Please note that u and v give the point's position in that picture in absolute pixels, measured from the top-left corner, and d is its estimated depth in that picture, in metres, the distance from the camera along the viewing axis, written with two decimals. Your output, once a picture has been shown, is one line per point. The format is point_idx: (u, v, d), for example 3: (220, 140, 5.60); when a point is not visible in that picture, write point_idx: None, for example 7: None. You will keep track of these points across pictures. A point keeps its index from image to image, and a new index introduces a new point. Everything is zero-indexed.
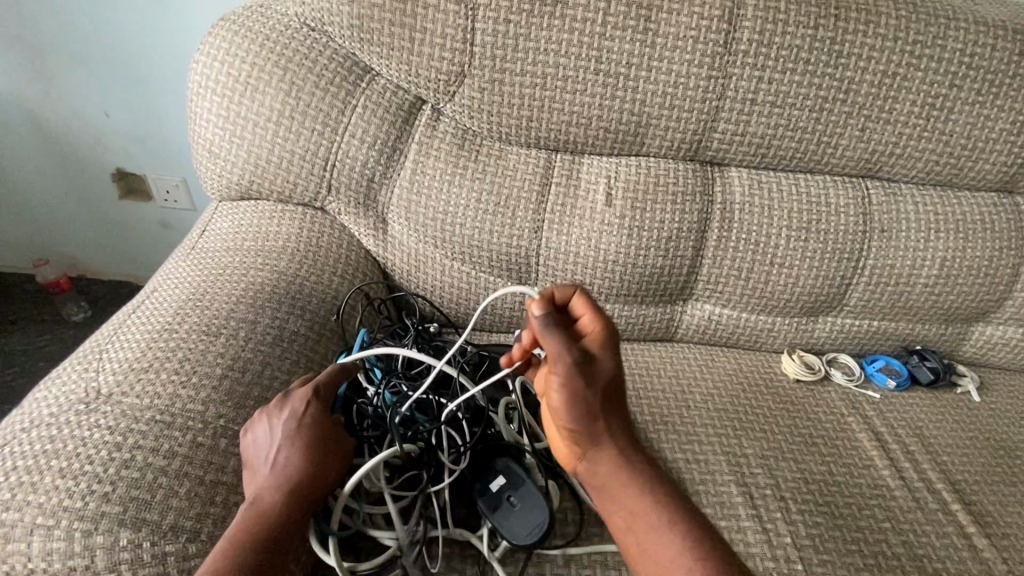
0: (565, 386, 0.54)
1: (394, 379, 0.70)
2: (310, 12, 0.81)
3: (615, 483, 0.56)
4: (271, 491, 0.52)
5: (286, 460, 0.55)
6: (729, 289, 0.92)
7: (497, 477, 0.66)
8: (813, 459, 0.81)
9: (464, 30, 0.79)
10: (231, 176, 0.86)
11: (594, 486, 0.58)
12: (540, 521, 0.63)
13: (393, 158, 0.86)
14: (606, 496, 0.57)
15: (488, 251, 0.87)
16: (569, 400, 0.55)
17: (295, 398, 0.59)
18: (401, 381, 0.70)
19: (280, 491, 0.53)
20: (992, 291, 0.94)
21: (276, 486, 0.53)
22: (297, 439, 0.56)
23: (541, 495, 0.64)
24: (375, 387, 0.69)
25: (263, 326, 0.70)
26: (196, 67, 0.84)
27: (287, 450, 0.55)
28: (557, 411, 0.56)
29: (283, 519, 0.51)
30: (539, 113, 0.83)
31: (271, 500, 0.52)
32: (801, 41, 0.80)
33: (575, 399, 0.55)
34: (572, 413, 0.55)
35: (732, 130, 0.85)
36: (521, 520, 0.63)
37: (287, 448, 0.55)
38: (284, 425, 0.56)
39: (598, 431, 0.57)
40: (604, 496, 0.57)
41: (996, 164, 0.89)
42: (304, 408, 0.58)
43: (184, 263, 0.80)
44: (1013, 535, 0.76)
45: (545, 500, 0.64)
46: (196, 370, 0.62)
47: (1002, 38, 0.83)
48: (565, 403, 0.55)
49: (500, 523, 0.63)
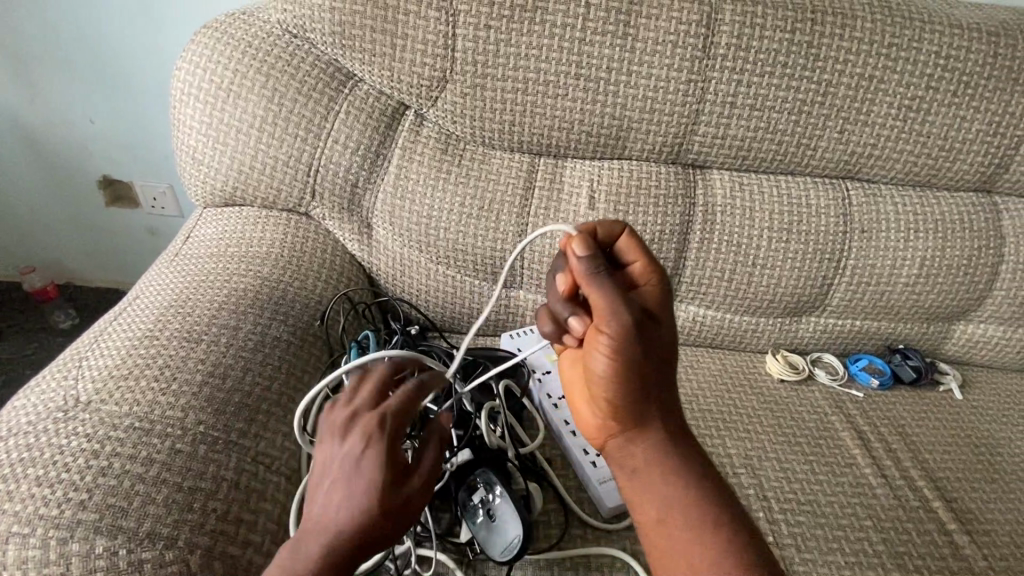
0: (618, 355, 0.50)
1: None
2: (292, 19, 0.82)
3: (650, 469, 0.54)
4: (324, 535, 0.46)
5: (343, 503, 0.46)
6: (713, 291, 0.92)
7: (478, 488, 0.65)
8: (796, 458, 0.82)
9: (445, 36, 0.80)
10: (215, 182, 0.87)
11: (624, 467, 0.55)
12: (513, 538, 0.61)
13: (377, 163, 0.86)
14: (638, 482, 0.54)
15: (473, 254, 0.88)
16: (615, 361, 0.50)
17: (359, 419, 0.49)
18: None
19: (330, 540, 0.45)
20: (972, 290, 0.95)
21: (332, 530, 0.45)
22: (346, 476, 0.47)
23: (517, 512, 0.61)
24: None
25: (245, 331, 0.70)
26: (179, 74, 0.84)
27: (345, 490, 0.46)
28: (598, 374, 0.52)
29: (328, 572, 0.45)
30: (521, 118, 0.84)
31: (320, 546, 0.45)
32: (778, 45, 0.81)
33: (624, 361, 0.50)
34: (616, 376, 0.51)
35: (712, 133, 0.86)
36: (498, 534, 0.62)
37: (346, 487, 0.46)
38: (345, 457, 0.47)
39: (643, 408, 0.53)
40: (636, 481, 0.54)
41: (974, 165, 0.90)
42: (371, 438, 0.47)
43: (168, 269, 0.80)
44: (993, 531, 0.76)
45: (518, 517, 0.61)
46: (176, 377, 0.62)
47: (977, 40, 0.84)
48: (612, 365, 0.51)
49: (480, 534, 0.63)
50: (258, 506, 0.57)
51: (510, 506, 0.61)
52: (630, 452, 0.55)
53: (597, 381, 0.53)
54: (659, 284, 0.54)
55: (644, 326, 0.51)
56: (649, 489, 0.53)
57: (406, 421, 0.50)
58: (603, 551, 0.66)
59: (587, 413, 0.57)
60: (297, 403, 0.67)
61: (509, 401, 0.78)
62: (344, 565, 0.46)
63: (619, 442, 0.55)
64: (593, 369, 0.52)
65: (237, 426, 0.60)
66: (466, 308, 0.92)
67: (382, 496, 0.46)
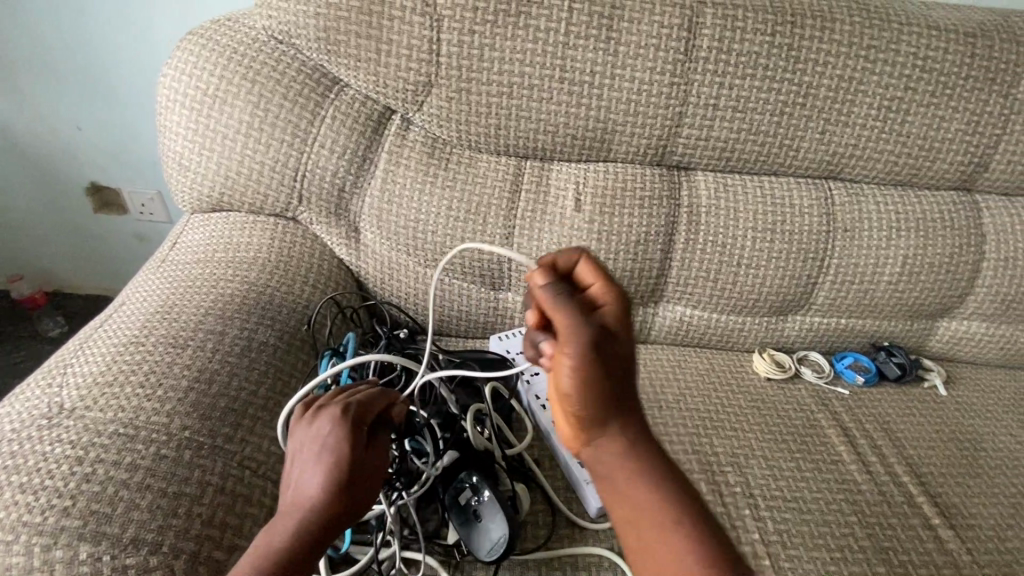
0: (579, 380, 0.42)
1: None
2: (277, 25, 0.82)
3: (642, 510, 0.43)
4: (296, 511, 0.50)
5: (311, 478, 0.52)
6: (699, 291, 0.93)
7: (464, 489, 0.65)
8: (782, 456, 0.82)
9: (430, 41, 0.80)
10: (202, 188, 0.87)
11: (610, 504, 0.45)
12: (499, 538, 0.61)
13: (364, 168, 0.86)
14: (632, 528, 0.44)
15: (460, 257, 0.88)
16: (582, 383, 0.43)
17: (326, 408, 0.56)
18: None
19: (300, 513, 0.50)
20: (954, 287, 0.96)
21: (303, 505, 0.51)
22: (319, 455, 0.53)
23: (503, 511, 0.62)
24: None
25: (231, 336, 0.70)
26: (165, 81, 0.85)
27: (314, 467, 0.52)
28: (565, 398, 0.44)
29: (301, 545, 0.48)
30: (506, 122, 0.85)
31: (292, 521, 0.50)
32: (758, 48, 0.82)
33: (590, 385, 0.43)
34: (588, 400, 0.43)
35: (696, 135, 0.87)
36: (484, 534, 0.62)
37: (315, 464, 0.52)
38: (314, 439, 0.54)
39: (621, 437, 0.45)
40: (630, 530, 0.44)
41: (954, 164, 0.92)
42: (337, 419, 0.54)
43: (154, 275, 0.80)
44: (977, 526, 0.77)
45: (504, 517, 0.61)
46: (162, 383, 0.62)
47: (954, 41, 0.86)
48: (578, 392, 0.43)
49: (466, 535, 0.63)
50: (245, 511, 0.57)
51: (496, 506, 0.62)
52: (617, 489, 0.44)
53: (567, 406, 0.44)
54: (612, 296, 0.47)
55: (605, 343, 0.44)
56: (644, 535, 0.43)
57: (371, 408, 0.57)
58: (590, 551, 0.67)
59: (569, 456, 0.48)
60: (283, 407, 0.67)
61: (498, 403, 0.80)
62: (315, 537, 0.49)
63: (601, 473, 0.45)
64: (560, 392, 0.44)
65: (222, 431, 0.60)
66: (454, 310, 0.93)
67: (345, 467, 0.52)
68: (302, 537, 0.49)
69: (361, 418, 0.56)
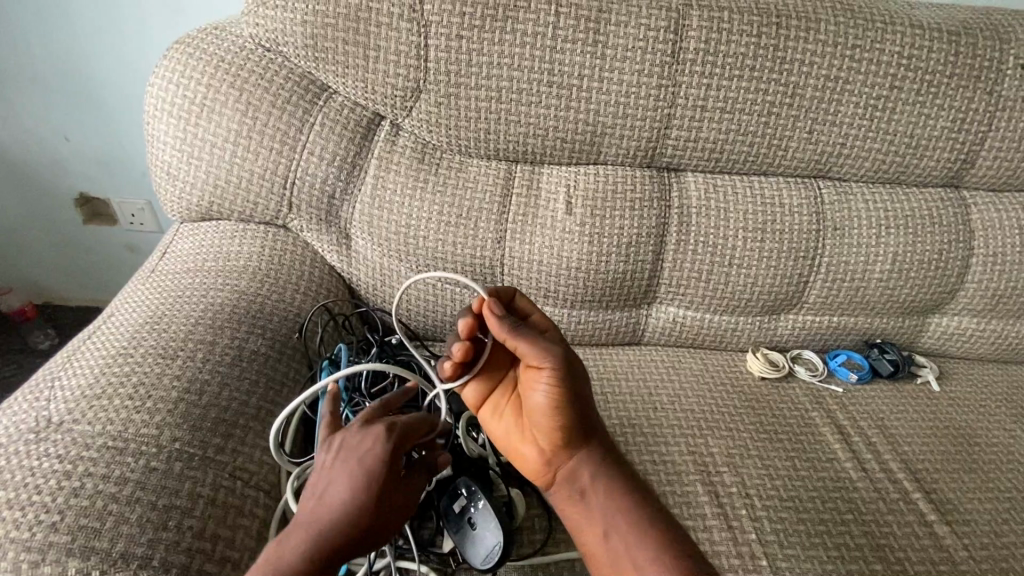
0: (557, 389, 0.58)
1: (359, 399, 0.71)
2: (264, 32, 0.82)
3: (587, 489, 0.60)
4: (317, 523, 0.50)
5: (340, 495, 0.52)
6: (691, 291, 0.93)
7: (458, 497, 0.65)
8: (778, 455, 0.82)
9: (417, 46, 0.80)
10: (191, 197, 0.86)
11: (563, 493, 0.62)
12: (493, 545, 0.61)
13: (353, 174, 0.86)
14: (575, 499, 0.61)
15: (452, 262, 0.88)
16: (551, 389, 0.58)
17: (372, 426, 0.56)
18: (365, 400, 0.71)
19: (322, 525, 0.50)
20: (944, 283, 0.97)
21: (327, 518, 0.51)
22: (358, 473, 0.53)
23: (497, 519, 0.61)
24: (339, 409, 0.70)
25: (221, 346, 0.69)
26: (152, 89, 0.84)
27: (346, 484, 0.52)
28: (536, 406, 0.60)
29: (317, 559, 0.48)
30: (496, 126, 0.85)
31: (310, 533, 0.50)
32: (745, 49, 0.83)
33: (564, 395, 0.59)
34: (556, 403, 0.59)
35: (685, 136, 0.87)
36: (478, 542, 0.62)
37: (348, 482, 0.52)
38: (353, 455, 0.54)
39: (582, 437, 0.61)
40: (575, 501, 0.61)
41: (941, 161, 0.92)
42: (381, 440, 0.54)
43: (144, 286, 0.80)
44: (972, 521, 0.78)
45: (498, 523, 0.61)
46: (151, 394, 0.61)
47: (938, 40, 0.87)
48: (553, 399, 0.59)
49: (460, 544, 0.62)
50: (236, 523, 0.56)
51: (489, 513, 0.62)
52: (568, 475, 0.61)
53: (536, 412, 0.60)
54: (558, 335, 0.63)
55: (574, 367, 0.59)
56: (590, 504, 0.60)
57: (415, 434, 0.58)
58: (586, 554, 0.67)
59: (530, 453, 0.62)
60: (275, 417, 0.67)
61: None
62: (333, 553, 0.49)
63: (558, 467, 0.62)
64: (531, 401, 0.60)
65: (213, 442, 0.60)
66: (447, 315, 0.92)
67: (379, 491, 0.52)
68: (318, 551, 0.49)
69: (402, 440, 0.56)
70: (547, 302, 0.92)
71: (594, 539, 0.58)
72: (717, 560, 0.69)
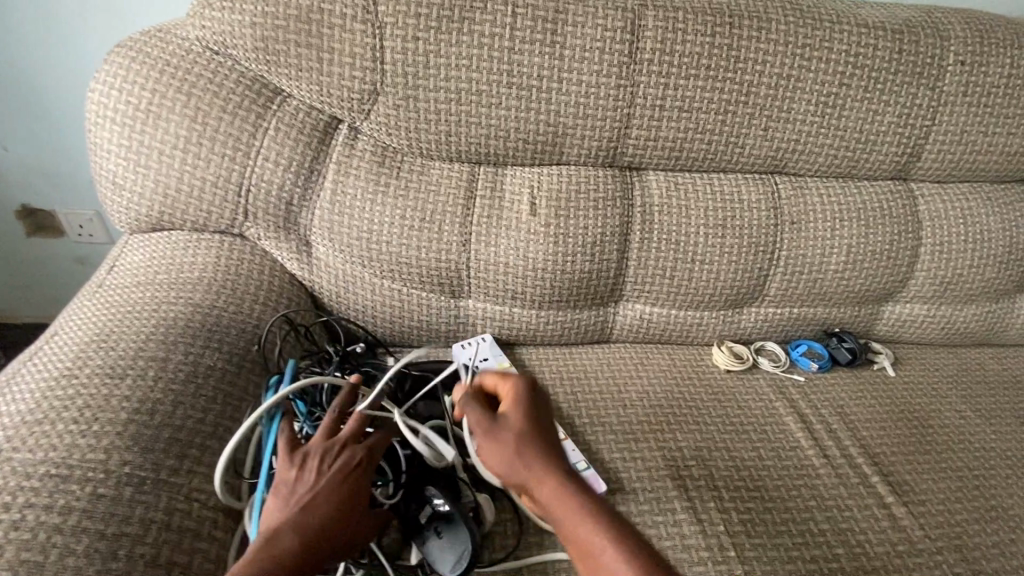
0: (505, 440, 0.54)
1: (319, 413, 0.68)
2: (211, 35, 0.79)
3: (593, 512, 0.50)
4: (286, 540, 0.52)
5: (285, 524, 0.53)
6: (656, 289, 0.95)
7: (424, 507, 0.64)
8: (743, 446, 0.84)
9: (373, 48, 0.79)
10: (139, 208, 0.83)
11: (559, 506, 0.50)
12: (462, 549, 0.61)
13: (311, 180, 0.84)
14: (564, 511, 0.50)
15: (417, 267, 0.87)
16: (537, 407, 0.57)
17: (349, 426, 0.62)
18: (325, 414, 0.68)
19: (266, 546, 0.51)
20: (896, 272, 1.01)
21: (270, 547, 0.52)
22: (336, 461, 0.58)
23: (465, 524, 0.62)
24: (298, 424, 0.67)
25: (175, 362, 0.66)
26: (93, 96, 0.80)
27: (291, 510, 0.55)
28: (517, 418, 0.55)
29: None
30: (456, 128, 0.84)
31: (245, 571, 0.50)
32: (700, 48, 0.84)
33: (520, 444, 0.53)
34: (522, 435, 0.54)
35: (645, 135, 0.88)
36: (447, 548, 0.62)
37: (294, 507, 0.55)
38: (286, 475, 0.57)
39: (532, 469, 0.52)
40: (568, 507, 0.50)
41: (889, 155, 0.96)
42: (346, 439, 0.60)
43: (90, 301, 0.76)
44: (927, 501, 0.81)
45: (466, 528, 0.61)
46: (98, 417, 0.58)
47: (883, 38, 0.89)
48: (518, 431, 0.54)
49: (430, 553, 0.62)
50: (193, 547, 0.54)
51: (460, 524, 0.61)
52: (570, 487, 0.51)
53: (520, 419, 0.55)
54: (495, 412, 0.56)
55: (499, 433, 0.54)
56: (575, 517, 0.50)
57: (377, 444, 0.61)
58: (545, 557, 0.66)
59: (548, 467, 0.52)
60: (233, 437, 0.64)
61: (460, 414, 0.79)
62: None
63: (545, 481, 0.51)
64: (507, 414, 0.56)
65: (167, 464, 0.57)
66: (414, 320, 0.91)
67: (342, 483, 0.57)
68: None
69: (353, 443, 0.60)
70: (515, 304, 0.91)
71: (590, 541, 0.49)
72: (686, 554, 0.70)
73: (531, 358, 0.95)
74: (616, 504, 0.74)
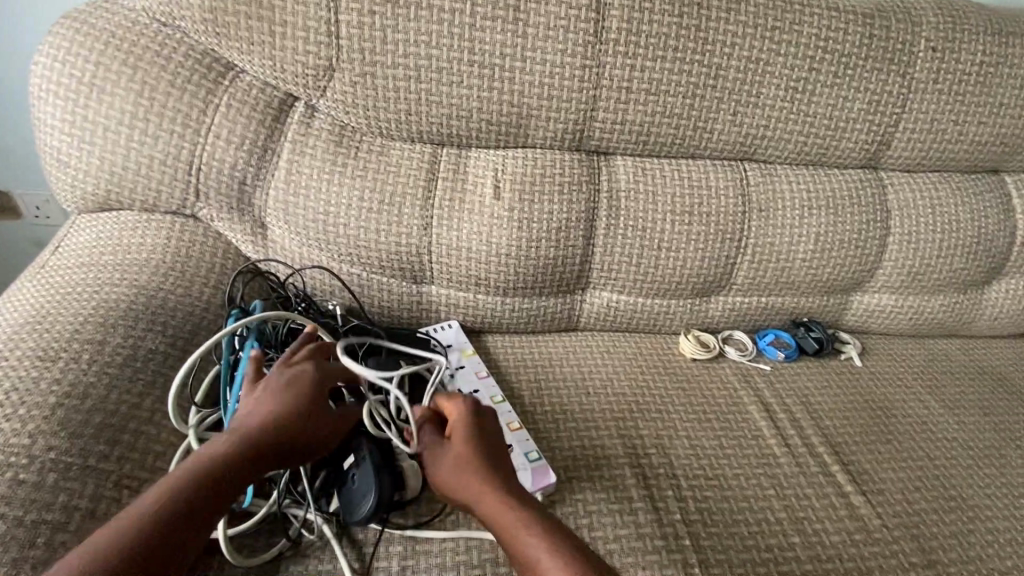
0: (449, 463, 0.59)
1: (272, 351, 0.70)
2: (158, 5, 0.76)
3: (529, 516, 0.54)
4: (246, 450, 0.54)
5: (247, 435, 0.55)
6: (623, 276, 0.93)
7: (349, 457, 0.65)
8: (705, 434, 0.84)
9: (328, 22, 0.76)
10: (85, 187, 0.80)
11: (496, 511, 0.55)
12: (365, 500, 0.61)
13: (265, 159, 0.81)
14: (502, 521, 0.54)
15: (377, 251, 0.85)
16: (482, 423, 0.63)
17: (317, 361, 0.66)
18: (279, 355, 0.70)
19: (229, 446, 0.53)
20: (865, 262, 1.00)
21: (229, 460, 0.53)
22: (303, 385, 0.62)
23: (378, 480, 0.62)
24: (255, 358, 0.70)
25: (113, 345, 0.64)
26: (34, 68, 0.77)
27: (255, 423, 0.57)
28: (460, 443, 0.61)
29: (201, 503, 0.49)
30: (417, 108, 0.81)
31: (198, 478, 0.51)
32: (667, 29, 0.82)
33: (464, 464, 0.59)
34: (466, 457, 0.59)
35: (611, 119, 0.86)
36: (354, 497, 0.62)
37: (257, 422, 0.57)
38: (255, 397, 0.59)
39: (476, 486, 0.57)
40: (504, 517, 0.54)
41: (859, 143, 0.95)
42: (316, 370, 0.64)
43: (30, 283, 0.73)
44: (886, 490, 0.81)
45: (378, 484, 0.62)
46: (25, 401, 0.56)
47: (854, 22, 0.88)
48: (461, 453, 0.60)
49: (342, 499, 0.63)
50: None
51: (371, 478, 0.62)
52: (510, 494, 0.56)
53: (461, 438, 0.61)
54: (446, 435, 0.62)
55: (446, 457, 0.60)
56: (512, 528, 0.53)
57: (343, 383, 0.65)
58: (473, 534, 0.65)
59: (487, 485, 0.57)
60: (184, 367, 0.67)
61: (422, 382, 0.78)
62: (222, 488, 0.50)
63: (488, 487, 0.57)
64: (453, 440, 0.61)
65: (97, 450, 0.55)
66: (375, 306, 0.89)
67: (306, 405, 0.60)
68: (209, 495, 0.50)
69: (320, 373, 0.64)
70: (478, 290, 0.90)
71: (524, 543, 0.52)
72: (641, 542, 0.69)
73: (495, 345, 0.94)
74: (572, 492, 0.73)
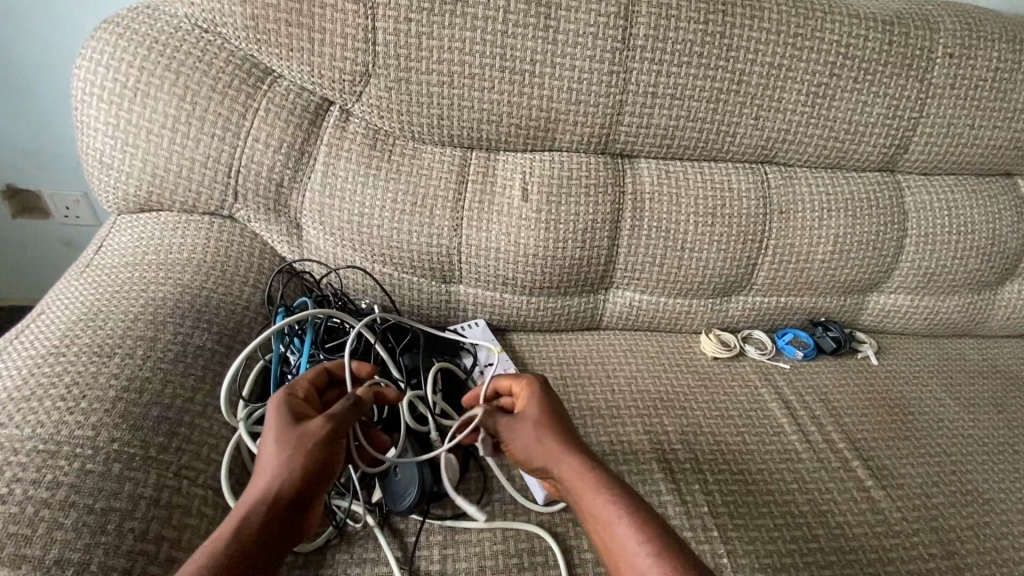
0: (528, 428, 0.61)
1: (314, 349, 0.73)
2: (201, 13, 0.78)
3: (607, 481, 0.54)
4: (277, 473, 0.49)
5: (281, 457, 0.50)
6: (646, 276, 0.95)
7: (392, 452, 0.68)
8: (728, 430, 0.86)
9: (365, 29, 0.78)
10: (127, 188, 0.82)
11: (575, 479, 0.55)
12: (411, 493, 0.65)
13: (302, 162, 0.83)
14: (581, 485, 0.55)
15: (409, 251, 0.87)
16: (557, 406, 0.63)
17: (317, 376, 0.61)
18: (321, 353, 0.73)
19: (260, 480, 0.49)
20: (882, 263, 1.02)
21: (269, 489, 0.49)
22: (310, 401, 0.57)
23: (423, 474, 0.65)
24: (297, 355, 0.73)
25: (163, 341, 0.66)
26: (79, 73, 0.79)
27: (285, 443, 0.51)
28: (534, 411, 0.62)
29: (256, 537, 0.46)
30: (449, 112, 0.83)
31: (243, 515, 0.47)
32: (693, 36, 0.85)
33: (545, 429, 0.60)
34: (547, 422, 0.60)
35: (637, 123, 0.88)
36: (400, 490, 0.66)
37: (289, 440, 0.51)
38: (276, 418, 0.53)
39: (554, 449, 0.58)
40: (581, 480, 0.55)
41: (877, 147, 0.97)
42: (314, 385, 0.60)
43: (77, 281, 0.75)
44: (905, 485, 0.83)
45: (422, 477, 0.65)
46: (86, 394, 0.58)
47: (874, 29, 0.90)
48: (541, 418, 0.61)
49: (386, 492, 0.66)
50: (181, 523, 0.55)
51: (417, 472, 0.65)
52: (589, 466, 0.56)
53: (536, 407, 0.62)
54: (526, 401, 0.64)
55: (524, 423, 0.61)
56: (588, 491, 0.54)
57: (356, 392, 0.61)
58: (509, 525, 0.67)
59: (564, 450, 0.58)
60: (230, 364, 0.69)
61: (451, 380, 0.82)
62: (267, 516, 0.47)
63: (568, 464, 0.56)
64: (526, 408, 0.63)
65: (155, 442, 0.57)
66: (405, 305, 0.92)
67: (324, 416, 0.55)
68: (262, 527, 0.46)
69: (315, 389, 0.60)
70: (506, 290, 0.92)
71: (602, 505, 0.52)
72: None
73: (521, 344, 0.96)
74: None
